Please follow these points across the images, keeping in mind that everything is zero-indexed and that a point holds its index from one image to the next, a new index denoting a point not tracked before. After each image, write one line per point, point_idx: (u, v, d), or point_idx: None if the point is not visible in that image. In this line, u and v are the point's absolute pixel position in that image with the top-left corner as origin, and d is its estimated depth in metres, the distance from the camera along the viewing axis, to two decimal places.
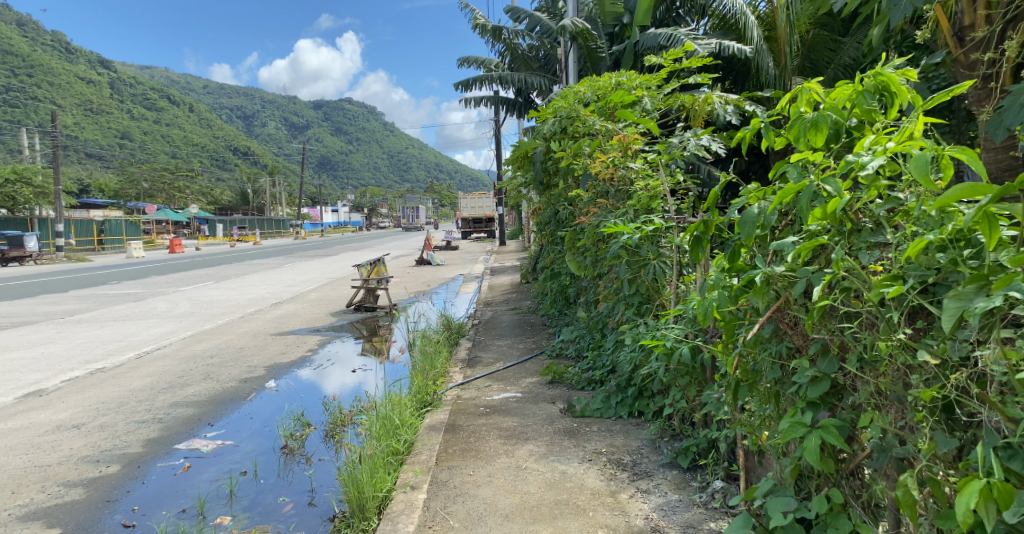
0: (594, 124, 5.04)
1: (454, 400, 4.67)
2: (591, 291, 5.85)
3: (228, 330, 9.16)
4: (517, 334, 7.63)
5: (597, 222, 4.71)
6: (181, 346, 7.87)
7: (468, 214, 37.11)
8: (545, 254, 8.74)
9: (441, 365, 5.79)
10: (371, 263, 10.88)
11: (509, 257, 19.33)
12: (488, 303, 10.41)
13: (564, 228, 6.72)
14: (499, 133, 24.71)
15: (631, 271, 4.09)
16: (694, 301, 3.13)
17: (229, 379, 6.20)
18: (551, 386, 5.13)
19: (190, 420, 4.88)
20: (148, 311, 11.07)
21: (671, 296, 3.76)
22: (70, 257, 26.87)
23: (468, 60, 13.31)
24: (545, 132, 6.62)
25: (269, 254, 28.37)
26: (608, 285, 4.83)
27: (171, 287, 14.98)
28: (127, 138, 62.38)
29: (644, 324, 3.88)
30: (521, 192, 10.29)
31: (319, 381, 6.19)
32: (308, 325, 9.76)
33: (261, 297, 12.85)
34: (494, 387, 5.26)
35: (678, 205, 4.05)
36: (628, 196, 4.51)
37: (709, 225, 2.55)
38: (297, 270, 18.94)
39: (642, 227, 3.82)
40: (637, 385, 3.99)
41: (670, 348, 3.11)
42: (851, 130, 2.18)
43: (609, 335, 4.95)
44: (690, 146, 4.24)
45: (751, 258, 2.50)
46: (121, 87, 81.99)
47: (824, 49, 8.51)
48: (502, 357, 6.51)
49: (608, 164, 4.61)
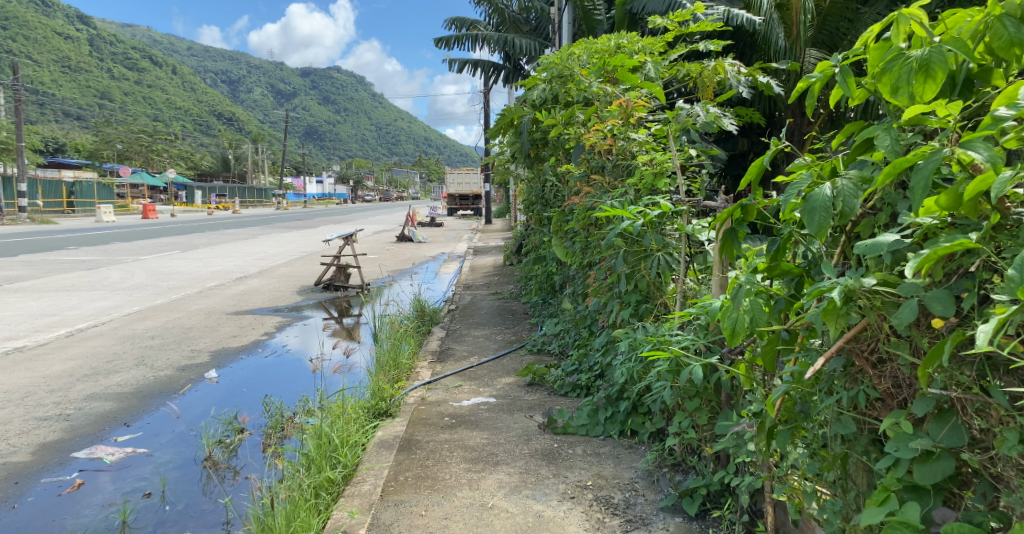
0: (590, 87, 4.33)
1: (415, 406, 4.00)
2: (580, 281, 5.17)
3: (181, 306, 8.41)
4: (497, 323, 6.98)
5: (589, 202, 4.02)
6: (123, 324, 7.11)
7: (456, 190, 36.27)
8: (530, 235, 8.06)
9: (407, 360, 5.12)
10: (342, 238, 10.13)
11: (495, 236, 18.63)
12: (468, 286, 9.70)
13: (552, 207, 6.06)
14: (488, 107, 23.89)
15: (629, 263, 3.39)
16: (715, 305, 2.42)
17: (164, 367, 5.48)
18: (530, 389, 4.49)
19: (103, 418, 4.16)
20: (98, 282, 10.28)
21: (679, 296, 3.10)
22: (34, 219, 25.69)
23: (454, 22, 12.43)
24: (532, 98, 5.87)
25: (246, 222, 27.38)
26: (598, 276, 4.16)
27: (131, 255, 14.12)
28: (103, 98, 60.36)
29: (643, 327, 3.20)
30: (508, 167, 9.56)
31: (271, 369, 5.51)
32: (270, 303, 9.03)
33: (225, 270, 12.06)
34: (464, 388, 4.62)
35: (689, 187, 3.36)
36: (627, 172, 3.80)
37: (750, 213, 1.81)
38: (271, 241, 18.11)
39: (646, 211, 3.16)
40: (631, 399, 3.30)
41: (679, 366, 2.42)
42: (975, 79, 1.45)
43: (599, 333, 4.29)
44: (705, 117, 3.55)
45: (807, 259, 1.78)
46: (99, 44, 79.37)
47: (839, 20, 7.66)
48: (477, 351, 5.81)
49: (607, 135, 3.88)
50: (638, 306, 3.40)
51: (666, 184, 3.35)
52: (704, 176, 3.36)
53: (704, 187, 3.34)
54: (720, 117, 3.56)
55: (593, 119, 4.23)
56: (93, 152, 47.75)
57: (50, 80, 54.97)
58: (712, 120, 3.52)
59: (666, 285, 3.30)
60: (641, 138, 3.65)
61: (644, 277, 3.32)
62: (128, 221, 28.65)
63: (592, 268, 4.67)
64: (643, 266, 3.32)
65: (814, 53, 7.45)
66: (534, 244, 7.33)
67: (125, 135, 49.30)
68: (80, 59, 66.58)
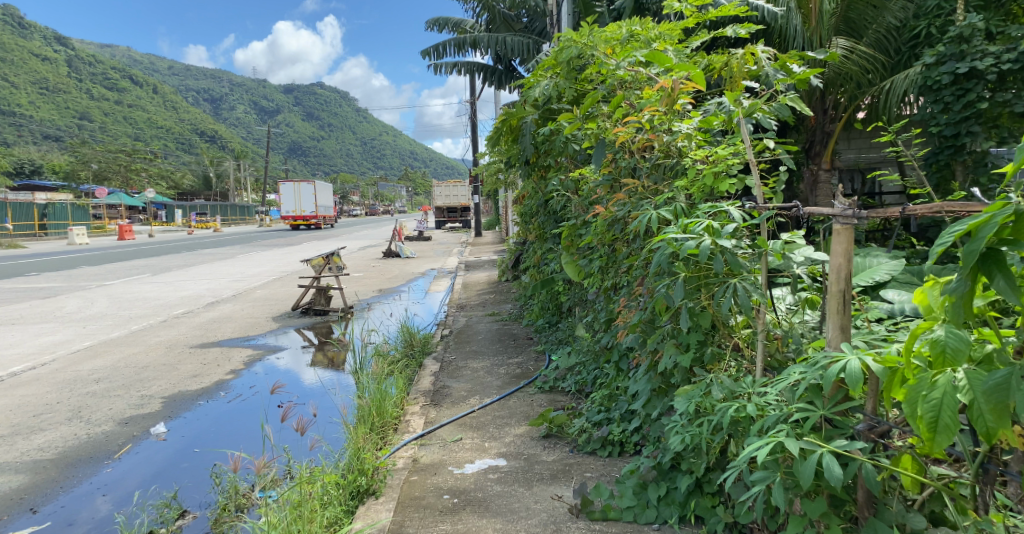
0: (613, 71, 3.55)
1: (407, 479, 3.16)
2: (600, 307, 4.35)
3: (139, 339, 7.47)
4: (496, 351, 6.14)
5: (619, 213, 3.22)
6: (66, 364, 6.17)
7: (443, 203, 35.28)
8: (530, 251, 7.27)
9: (395, 408, 4.29)
10: (322, 256, 9.25)
11: (486, 250, 17.73)
12: (462, 306, 8.79)
13: (561, 221, 5.29)
14: (474, 119, 23.14)
15: (693, 296, 2.53)
16: (863, 361, 1.71)
17: (103, 419, 4.59)
18: (547, 442, 3.71)
19: (6, 500, 3.28)
20: (51, 313, 9.30)
21: (761, 337, 2.31)
22: (3, 243, 24.45)
23: (439, 22, 11.65)
24: (534, 97, 5.07)
25: (225, 242, 26.31)
26: (632, 303, 3.37)
27: (97, 281, 13.09)
28: (83, 118, 59.10)
29: (714, 379, 2.37)
30: (501, 177, 8.75)
31: (230, 421, 4.60)
32: (242, 332, 8.14)
33: (196, 294, 11.12)
34: (467, 443, 3.81)
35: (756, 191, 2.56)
36: (671, 173, 3.01)
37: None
38: (250, 261, 17.12)
39: (711, 223, 2.38)
40: (694, 475, 2.46)
41: (822, 467, 1.63)
42: None
43: (631, 374, 3.51)
44: (784, 100, 2.72)
45: None
46: (75, 63, 78.07)
47: (865, 6, 6.93)
48: (479, 390, 4.92)
49: (644, 128, 3.07)
50: (696, 350, 2.55)
51: (732, 186, 2.59)
52: (783, 173, 2.56)
53: (782, 190, 2.53)
54: (800, 100, 2.76)
55: (619, 112, 3.41)
56: (69, 173, 46.32)
57: (23, 100, 53.60)
58: (792, 104, 2.71)
59: (731, 320, 2.50)
60: (692, 127, 2.86)
61: (704, 311, 2.48)
62: (104, 243, 27.44)
63: (620, 293, 3.85)
64: (703, 296, 2.49)
65: (841, 41, 6.77)
66: (535, 262, 6.50)
67: (103, 155, 47.59)
68: (55, 79, 65.29)
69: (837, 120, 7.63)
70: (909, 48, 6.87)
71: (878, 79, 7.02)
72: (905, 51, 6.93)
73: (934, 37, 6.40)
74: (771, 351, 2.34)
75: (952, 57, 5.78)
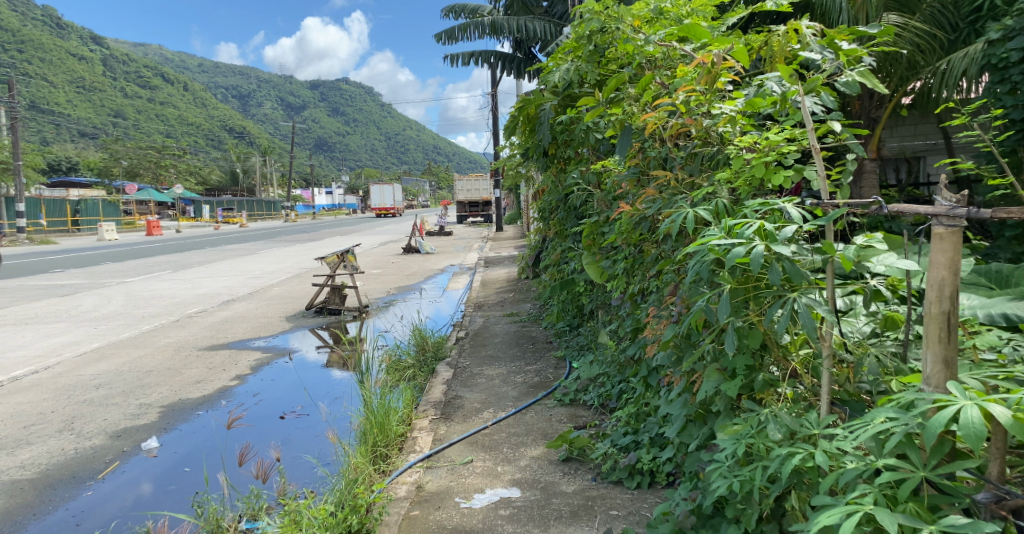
0: (641, 47, 3.10)
1: (405, 519, 2.85)
2: (626, 314, 3.93)
3: (148, 340, 7.25)
4: (514, 355, 5.76)
5: (648, 210, 2.78)
6: (69, 368, 5.95)
7: (466, 197, 34.97)
8: (550, 248, 6.88)
9: (400, 426, 3.92)
10: (337, 254, 8.96)
11: (507, 245, 17.37)
12: (480, 306, 8.41)
13: (582, 217, 4.88)
14: (496, 112, 22.72)
15: (741, 314, 2.09)
16: (992, 411, 1.26)
17: (94, 431, 4.32)
18: (566, 467, 3.34)
19: None
20: (65, 311, 9.16)
21: (828, 367, 1.86)
22: (34, 239, 24.77)
23: (455, 7, 11.25)
24: (553, 82, 4.68)
25: (249, 238, 26.36)
26: (663, 314, 2.95)
27: (117, 278, 13.00)
28: (116, 117, 60.17)
29: (771, 413, 1.93)
30: (521, 171, 8.35)
31: (228, 433, 4.27)
32: (254, 333, 7.89)
33: (213, 292, 10.94)
34: (478, 466, 3.45)
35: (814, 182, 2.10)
36: (710, 163, 2.57)
37: None
38: (271, 257, 17.00)
39: (763, 226, 1.94)
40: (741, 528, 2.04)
41: None
42: None
43: (661, 393, 3.11)
44: (849, 75, 2.18)
45: None
46: (107, 62, 79.63)
47: None
48: (493, 402, 4.54)
49: (678, 111, 2.62)
50: (743, 376, 2.10)
51: (787, 178, 2.14)
52: (848, 162, 2.08)
53: (850, 180, 2.05)
54: (870, 74, 2.21)
55: (648, 93, 2.96)
56: (101, 169, 47.06)
57: (56, 98, 54.71)
58: (862, 79, 2.18)
59: (784, 338, 2.06)
60: (735, 108, 2.39)
61: (753, 330, 2.03)
62: (132, 239, 27.69)
63: (648, 299, 3.45)
64: (752, 311, 2.04)
65: (893, 16, 6.20)
66: (555, 261, 6.10)
67: (133, 152, 48.27)
68: (89, 77, 66.51)
69: (884, 105, 7.07)
70: (968, 24, 6.37)
71: (932, 59, 6.50)
72: (964, 27, 6.43)
73: (998, 10, 5.84)
74: (838, 381, 1.89)
75: (1022, 32, 5.20)
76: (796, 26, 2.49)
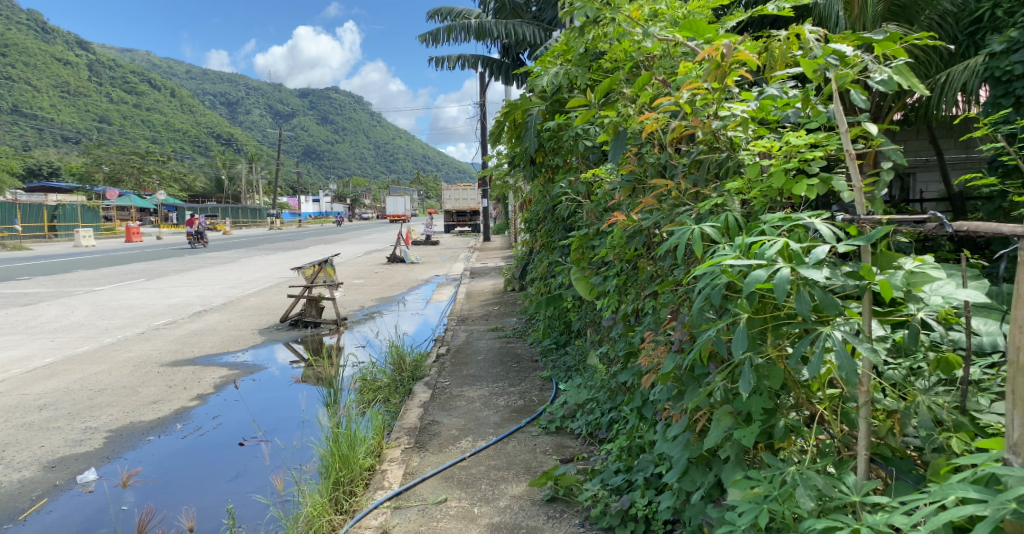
0: (640, 42, 2.78)
1: None
2: (618, 336, 3.59)
3: (107, 355, 6.80)
4: (497, 375, 5.39)
5: (646, 222, 2.46)
6: (15, 386, 5.51)
7: (454, 206, 34.60)
8: (536, 261, 6.56)
9: (367, 460, 3.53)
10: (314, 264, 8.56)
11: (494, 256, 17.01)
12: (463, 319, 8.03)
13: (571, 230, 4.55)
14: (485, 121, 22.45)
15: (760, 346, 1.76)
16: None
17: (26, 460, 3.90)
18: (549, 509, 2.99)
19: None
20: (24, 322, 8.66)
21: (870, 418, 1.53)
22: (7, 244, 24.03)
23: (441, 11, 10.95)
24: (541, 85, 4.36)
25: (231, 245, 25.76)
26: (661, 340, 2.62)
27: (86, 286, 12.47)
28: (99, 121, 59.22)
29: (797, 471, 1.60)
30: (507, 181, 8.03)
31: (128, 483, 3.58)
32: (223, 346, 7.47)
33: (185, 302, 10.47)
34: (452, 507, 3.08)
35: (843, 193, 1.77)
36: (718, 169, 2.23)
37: None
38: (250, 266, 16.52)
39: (787, 244, 1.63)
40: None
41: None
42: None
43: (658, 428, 2.77)
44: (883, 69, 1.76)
45: None
46: (91, 65, 78.63)
47: None
48: (472, 428, 4.17)
49: (682, 112, 2.29)
50: (760, 422, 1.76)
51: (810, 189, 1.80)
52: (882, 172, 1.74)
53: (885, 193, 1.73)
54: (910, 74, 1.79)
55: (645, 93, 2.63)
56: (82, 174, 46.16)
57: (36, 101, 53.75)
58: (898, 73, 1.76)
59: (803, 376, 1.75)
60: (746, 109, 2.07)
61: (771, 367, 1.70)
62: (110, 245, 26.91)
63: (642, 321, 3.13)
64: (771, 345, 1.71)
65: (892, 26, 5.95)
66: (541, 275, 5.75)
67: (114, 157, 47.34)
68: (72, 81, 65.60)
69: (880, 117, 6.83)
70: (967, 37, 6.01)
71: (930, 72, 6.28)
72: (963, 39, 6.08)
73: (1000, 20, 5.55)
74: (877, 432, 1.55)
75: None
76: (802, 31, 2.18)
